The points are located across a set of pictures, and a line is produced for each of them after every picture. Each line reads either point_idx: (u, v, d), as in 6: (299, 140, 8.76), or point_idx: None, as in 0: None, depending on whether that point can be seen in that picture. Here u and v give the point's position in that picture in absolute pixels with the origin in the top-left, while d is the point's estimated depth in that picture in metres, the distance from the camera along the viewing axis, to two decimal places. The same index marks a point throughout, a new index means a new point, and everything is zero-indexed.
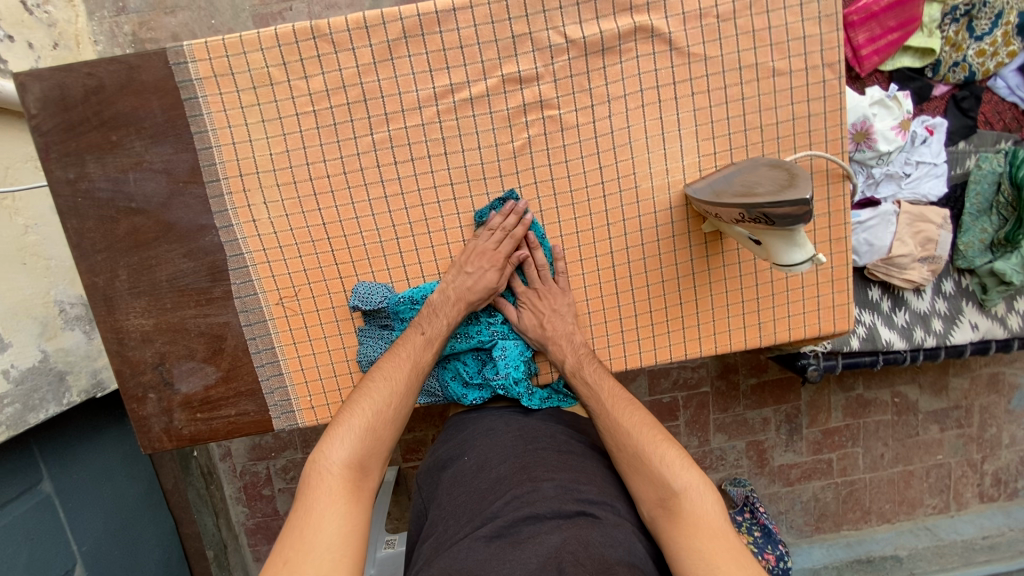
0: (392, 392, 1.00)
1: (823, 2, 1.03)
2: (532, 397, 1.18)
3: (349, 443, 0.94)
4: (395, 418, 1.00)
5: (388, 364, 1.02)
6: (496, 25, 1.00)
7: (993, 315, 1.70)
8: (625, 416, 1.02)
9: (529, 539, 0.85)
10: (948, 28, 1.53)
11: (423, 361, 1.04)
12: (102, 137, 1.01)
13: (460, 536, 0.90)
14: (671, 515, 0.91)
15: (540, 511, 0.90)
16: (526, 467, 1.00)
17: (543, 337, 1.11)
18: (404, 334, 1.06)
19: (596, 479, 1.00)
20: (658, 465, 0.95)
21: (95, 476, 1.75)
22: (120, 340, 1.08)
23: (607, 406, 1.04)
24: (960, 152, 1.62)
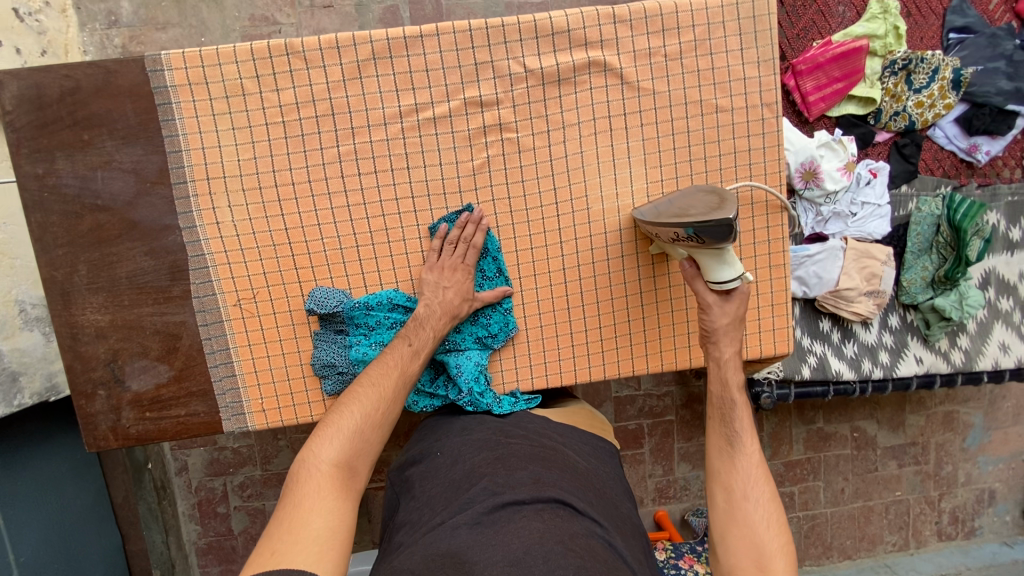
0: (381, 398, 1.00)
1: (761, 47, 1.12)
2: (502, 404, 1.19)
3: (340, 442, 0.96)
4: (385, 422, 1.01)
5: (376, 369, 1.03)
6: (460, 52, 1.07)
7: (938, 349, 1.78)
8: (764, 485, 1.00)
9: (508, 523, 0.88)
10: (888, 80, 1.65)
11: (414, 369, 1.05)
12: (73, 135, 1.04)
13: (435, 523, 0.93)
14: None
15: (520, 497, 0.92)
16: (501, 458, 1.03)
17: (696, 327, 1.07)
18: (393, 345, 1.06)
19: (569, 470, 1.03)
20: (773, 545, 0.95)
21: (39, 483, 1.71)
22: (74, 335, 1.09)
23: (754, 461, 1.02)
24: (902, 196, 1.73)
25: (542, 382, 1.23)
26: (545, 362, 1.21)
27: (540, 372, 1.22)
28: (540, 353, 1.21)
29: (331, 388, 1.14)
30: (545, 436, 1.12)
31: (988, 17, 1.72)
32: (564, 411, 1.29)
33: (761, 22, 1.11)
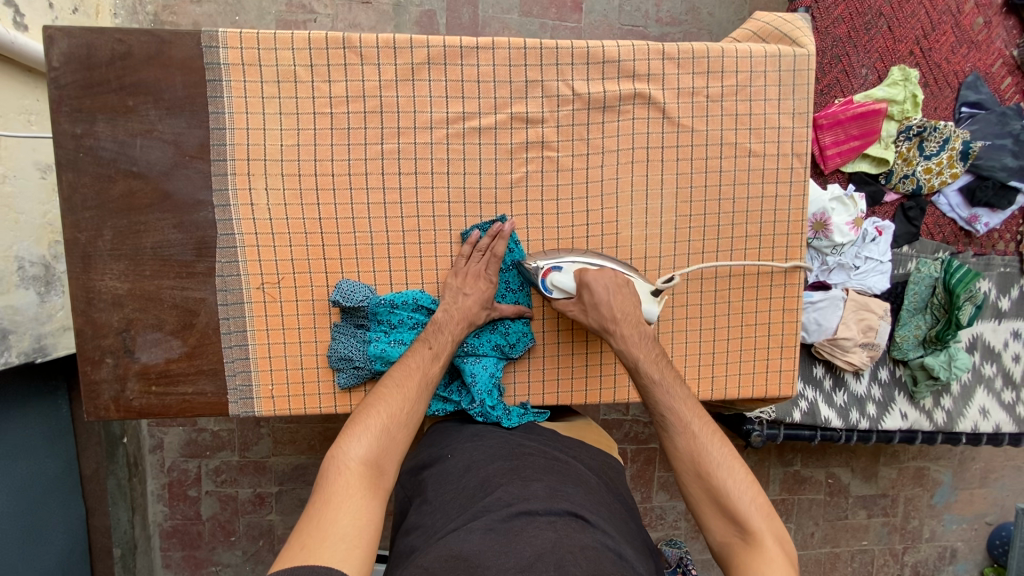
0: (405, 397, 1.01)
1: (798, 100, 1.17)
2: (512, 416, 1.22)
3: (368, 440, 0.96)
4: (411, 421, 1.02)
5: (399, 371, 1.03)
6: (513, 68, 1.10)
7: (922, 407, 1.84)
8: (714, 448, 1.01)
9: (523, 531, 0.91)
10: (902, 144, 1.73)
11: (436, 371, 1.06)
12: (118, 100, 1.03)
13: (451, 529, 0.95)
14: (748, 548, 0.92)
15: (533, 507, 0.95)
16: (517, 468, 1.06)
17: (604, 322, 1.08)
18: (413, 347, 1.08)
19: (582, 485, 1.07)
20: (745, 505, 0.96)
21: (11, 447, 1.65)
22: (88, 300, 1.07)
23: (694, 429, 1.03)
24: (903, 255, 1.80)
25: (552, 398, 1.26)
26: (559, 379, 1.26)
27: (551, 389, 1.26)
28: (555, 370, 1.25)
29: (343, 381, 1.14)
30: (556, 450, 1.16)
31: (999, 96, 1.81)
32: (570, 424, 1.35)
33: (800, 76, 1.17)
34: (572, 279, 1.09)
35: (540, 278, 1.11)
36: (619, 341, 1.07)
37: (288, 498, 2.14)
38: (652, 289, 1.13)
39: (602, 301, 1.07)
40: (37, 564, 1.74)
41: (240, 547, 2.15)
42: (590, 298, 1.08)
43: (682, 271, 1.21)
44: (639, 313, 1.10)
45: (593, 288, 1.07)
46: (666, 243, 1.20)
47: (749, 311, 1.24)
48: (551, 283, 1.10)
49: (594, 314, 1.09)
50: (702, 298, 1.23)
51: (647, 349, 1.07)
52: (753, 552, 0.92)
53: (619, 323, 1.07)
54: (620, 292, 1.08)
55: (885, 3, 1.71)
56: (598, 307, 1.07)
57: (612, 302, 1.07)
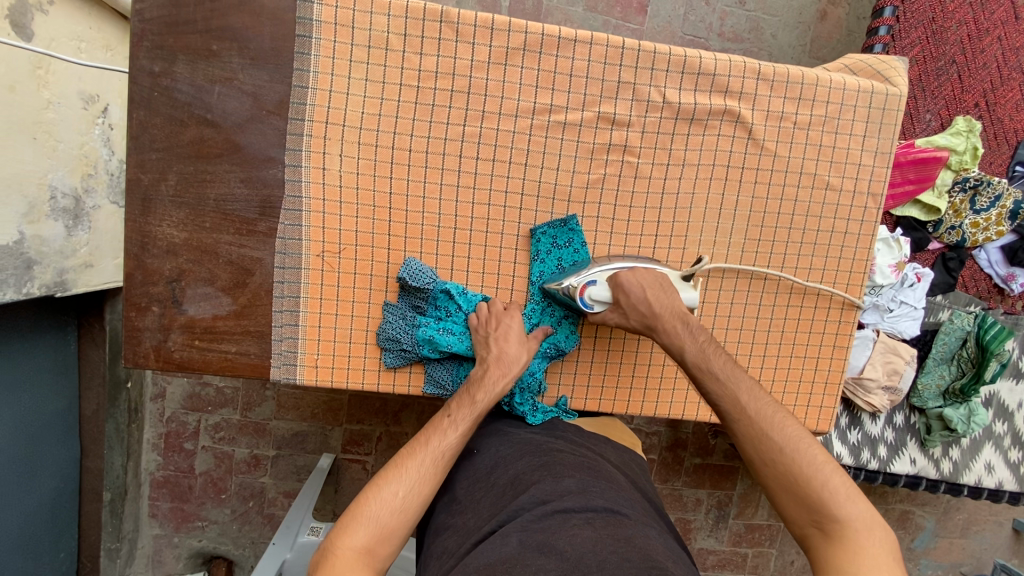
0: (404, 477, 0.93)
1: (882, 139, 1.16)
2: (537, 413, 1.19)
3: (364, 524, 0.88)
4: (416, 502, 0.93)
5: (403, 450, 0.98)
6: (607, 66, 1.07)
7: (931, 455, 1.85)
8: (778, 430, 0.92)
9: (559, 528, 0.89)
10: (955, 195, 1.72)
11: (452, 441, 0.99)
12: (202, 43, 0.99)
13: (487, 531, 0.94)
14: (830, 539, 0.82)
15: (567, 504, 0.94)
16: (547, 465, 1.05)
17: (648, 317, 1.03)
18: (433, 419, 1.03)
19: (615, 483, 1.05)
20: (818, 490, 0.86)
21: (19, 378, 1.60)
22: (144, 244, 1.04)
23: (750, 414, 0.94)
24: (935, 304, 1.82)
25: (593, 405, 1.24)
26: (603, 388, 1.23)
27: (593, 394, 1.24)
28: (599, 379, 1.23)
29: (389, 361, 1.12)
30: (587, 446, 1.15)
31: None
32: (598, 421, 1.34)
33: (888, 115, 1.15)
34: (606, 289, 1.05)
35: (576, 296, 1.05)
36: (666, 335, 1.02)
37: (284, 464, 2.11)
38: (682, 275, 1.11)
39: (640, 300, 1.03)
40: (30, 499, 1.70)
41: (230, 506, 2.11)
42: (627, 300, 1.04)
43: (742, 295, 1.21)
44: (680, 299, 1.06)
45: (629, 290, 1.03)
46: (730, 265, 1.19)
47: (800, 343, 1.24)
48: (590, 299, 1.05)
49: (635, 317, 1.04)
50: (757, 323, 1.22)
51: (693, 335, 1.01)
52: (838, 543, 0.82)
53: (660, 317, 1.02)
54: (657, 287, 1.05)
55: (960, 52, 1.69)
56: (639, 306, 1.03)
57: (651, 298, 1.03)
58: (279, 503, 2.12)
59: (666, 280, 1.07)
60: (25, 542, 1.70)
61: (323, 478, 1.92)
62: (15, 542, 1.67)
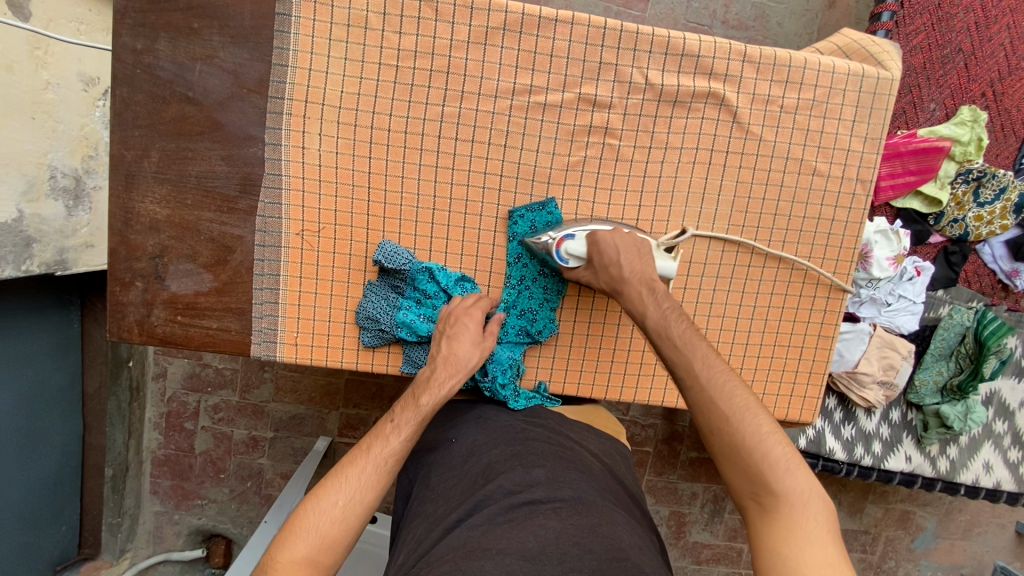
0: (345, 485, 0.93)
1: (872, 125, 1.13)
2: (518, 399, 1.19)
3: (304, 536, 0.89)
4: (358, 508, 0.93)
5: (345, 457, 0.97)
6: (589, 47, 1.06)
7: (928, 453, 1.81)
8: (726, 398, 0.91)
9: (525, 520, 0.89)
10: (958, 187, 1.67)
11: (394, 447, 0.98)
12: (183, 20, 1.00)
13: (453, 521, 0.94)
14: (765, 512, 0.83)
15: (535, 496, 0.93)
16: (519, 454, 1.04)
17: (618, 280, 1.04)
18: (376, 424, 1.02)
19: (587, 473, 1.03)
20: (759, 461, 0.85)
21: (19, 355, 1.64)
22: (127, 220, 1.06)
23: (702, 381, 0.92)
24: (936, 299, 1.78)
25: (571, 389, 1.23)
26: (581, 373, 1.23)
27: (572, 378, 1.23)
28: (579, 364, 1.22)
29: (367, 340, 1.13)
30: (562, 433, 1.14)
31: None
32: (579, 407, 1.33)
33: (879, 100, 1.12)
34: (583, 244, 1.06)
35: (552, 250, 1.07)
36: (631, 300, 1.02)
37: (281, 445, 2.13)
38: (662, 246, 1.11)
39: (611, 261, 1.04)
40: (31, 473, 1.75)
41: (228, 485, 2.14)
42: (600, 259, 1.05)
43: (724, 283, 1.19)
44: (655, 266, 1.06)
45: (602, 249, 1.04)
46: (714, 251, 1.18)
47: (783, 332, 1.22)
48: (565, 253, 1.06)
49: (604, 276, 1.06)
50: (740, 311, 1.21)
51: (656, 302, 1.01)
52: (773, 516, 0.82)
53: (627, 280, 1.03)
54: (634, 252, 1.05)
55: (966, 39, 1.65)
56: (609, 266, 1.04)
57: (624, 261, 1.03)
58: (275, 484, 2.15)
59: (645, 246, 1.07)
60: (26, 514, 1.75)
61: (318, 460, 1.94)
62: (18, 514, 1.72)
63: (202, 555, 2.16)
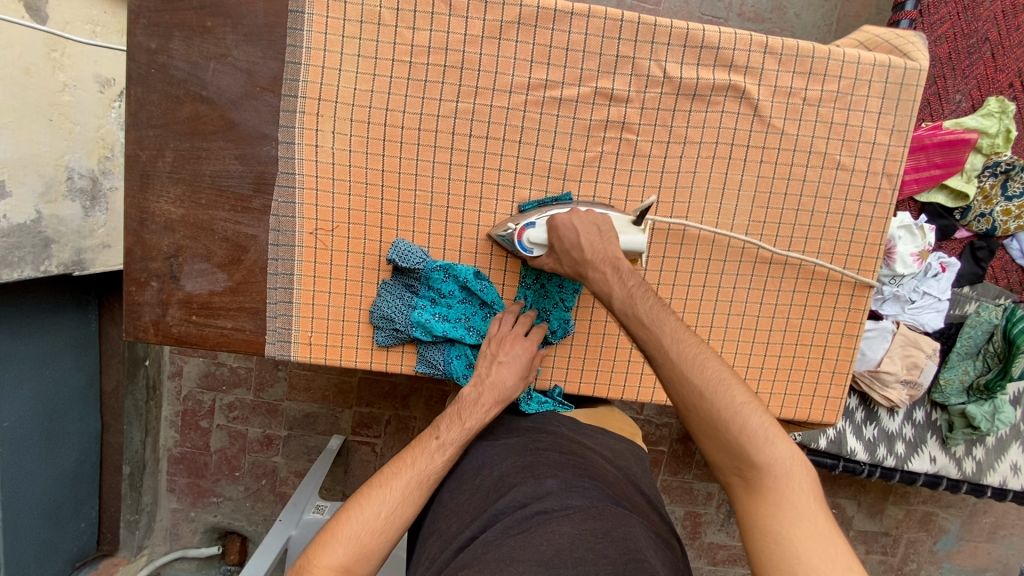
0: (388, 499, 0.94)
1: (899, 117, 1.10)
2: (531, 402, 1.19)
3: (343, 544, 0.89)
4: (398, 523, 0.94)
5: (389, 468, 0.99)
6: (605, 40, 1.03)
7: (952, 454, 1.77)
8: (698, 372, 0.89)
9: (538, 528, 0.87)
10: (985, 180, 1.63)
11: (438, 466, 1.00)
12: (197, 19, 1.00)
13: (467, 538, 0.93)
14: (748, 486, 0.83)
15: (548, 506, 0.92)
16: (531, 465, 1.03)
17: (580, 265, 1.00)
18: (419, 437, 1.03)
19: (600, 479, 1.01)
20: (736, 434, 0.85)
21: (40, 356, 1.65)
22: (142, 220, 1.06)
23: (672, 357, 0.90)
24: (962, 296, 1.73)
25: (587, 389, 1.21)
26: (597, 373, 1.20)
27: (588, 378, 1.21)
28: (594, 365, 1.20)
29: (381, 339, 1.12)
30: (574, 440, 1.12)
31: None
32: (591, 411, 1.31)
33: (906, 91, 1.09)
34: (543, 228, 1.02)
35: (516, 241, 1.04)
36: (595, 282, 0.98)
37: (295, 444, 2.13)
38: (632, 219, 1.06)
39: (573, 245, 1.00)
40: (51, 472, 1.77)
41: (243, 483, 2.15)
42: (561, 245, 1.01)
43: (744, 280, 1.17)
44: (619, 244, 1.02)
45: (562, 233, 1.00)
46: (733, 247, 1.15)
47: (806, 330, 1.19)
48: (528, 242, 1.04)
49: (567, 261, 1.02)
50: (761, 309, 1.18)
51: (624, 280, 0.97)
52: (757, 490, 0.83)
53: (590, 262, 0.98)
54: (594, 232, 1.01)
55: (994, 28, 1.59)
56: (571, 250, 1.00)
57: (585, 244, 0.99)
58: (290, 483, 2.15)
59: (606, 223, 1.02)
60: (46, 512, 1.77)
61: (331, 459, 1.94)
62: (40, 512, 1.74)
63: (218, 552, 2.18)
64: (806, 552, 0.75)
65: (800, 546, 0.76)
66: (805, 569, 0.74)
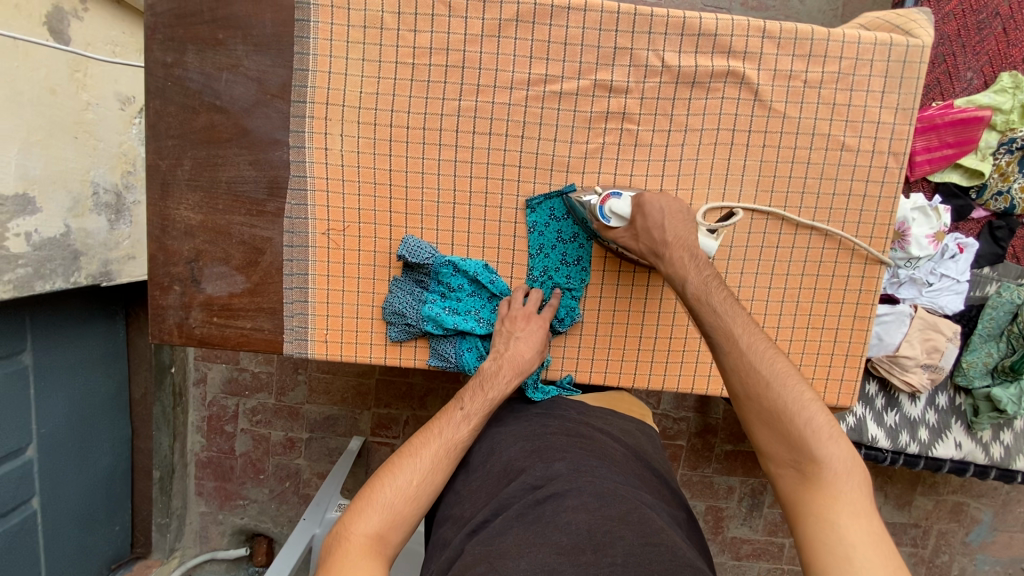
0: (419, 469, 0.97)
1: (903, 94, 1.09)
2: (537, 391, 1.20)
3: (378, 511, 0.92)
4: (428, 491, 0.97)
5: (417, 440, 1.01)
6: (603, 32, 1.05)
7: (979, 439, 1.73)
8: (767, 364, 0.92)
9: (551, 512, 0.89)
10: (1000, 157, 1.58)
11: (463, 435, 1.02)
12: (209, 32, 1.04)
13: (479, 521, 0.94)
14: (806, 477, 0.85)
15: (556, 488, 0.93)
16: (538, 450, 1.05)
17: (662, 244, 1.02)
18: (444, 408, 1.05)
19: (607, 458, 1.03)
20: (800, 426, 0.87)
21: (73, 365, 1.72)
22: (164, 227, 1.10)
23: (741, 347, 0.93)
24: (981, 277, 1.70)
25: (598, 378, 1.22)
26: (607, 363, 1.21)
27: (599, 367, 1.21)
28: (604, 355, 1.21)
29: (394, 335, 1.15)
30: (579, 421, 1.13)
31: None
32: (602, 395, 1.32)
33: (909, 69, 1.08)
34: (628, 204, 1.04)
35: (597, 208, 1.05)
36: (672, 265, 1.01)
37: (317, 446, 2.18)
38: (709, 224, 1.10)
39: (655, 224, 1.03)
40: (85, 476, 1.83)
41: (268, 486, 2.20)
42: (644, 222, 1.04)
43: (751, 265, 1.17)
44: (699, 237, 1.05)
45: (647, 213, 1.03)
46: (740, 232, 1.15)
47: (816, 313, 1.19)
48: (609, 211, 1.04)
49: (644, 240, 1.04)
50: (770, 293, 1.18)
51: (698, 270, 1.00)
52: (814, 482, 0.84)
53: (670, 246, 1.02)
54: (678, 217, 1.04)
55: (1004, 3, 1.58)
56: (653, 230, 1.03)
57: (667, 226, 1.03)
58: (313, 484, 2.20)
59: (690, 213, 1.06)
60: (82, 516, 1.84)
61: (352, 460, 1.97)
62: (76, 515, 1.81)
63: (246, 554, 2.23)
64: (862, 543, 0.76)
65: (854, 539, 0.77)
66: (860, 559, 0.75)
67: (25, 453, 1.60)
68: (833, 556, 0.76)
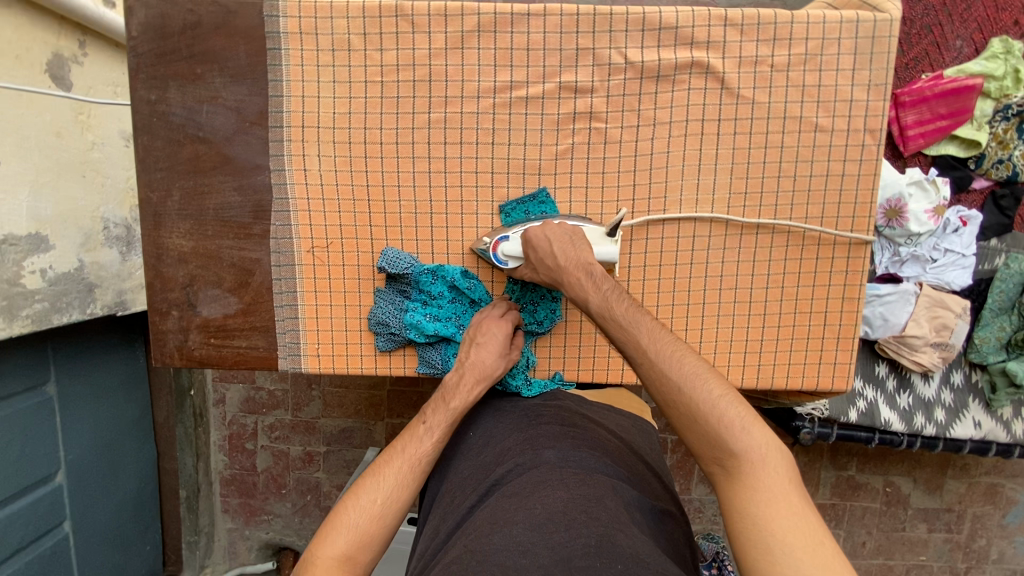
0: (383, 487, 1.00)
1: (875, 70, 1.07)
2: (530, 387, 1.20)
3: (343, 533, 0.95)
4: (395, 506, 0.99)
5: (382, 459, 1.04)
6: (564, 35, 1.07)
7: (998, 416, 1.67)
8: (675, 368, 0.92)
9: (536, 492, 0.91)
10: (997, 125, 1.53)
11: (427, 449, 1.05)
12: (188, 67, 1.10)
13: (468, 508, 0.97)
14: (728, 474, 0.85)
15: (543, 476, 0.95)
16: (529, 438, 1.06)
17: (558, 273, 1.02)
18: (409, 426, 1.08)
19: (598, 449, 1.04)
20: (714, 426, 0.87)
21: (96, 393, 1.80)
22: (158, 256, 1.16)
23: (650, 357, 0.93)
24: (989, 249, 1.64)
25: (586, 376, 1.21)
26: (592, 359, 1.20)
27: (586, 365, 1.20)
28: (588, 352, 1.20)
29: (383, 344, 1.18)
30: (574, 411, 1.14)
31: None
32: (603, 390, 1.36)
33: (879, 44, 1.06)
34: (518, 244, 1.07)
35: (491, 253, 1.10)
36: (571, 288, 1.01)
37: (334, 458, 2.22)
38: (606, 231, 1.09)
39: (547, 255, 1.04)
40: (113, 499, 1.91)
41: (290, 500, 2.26)
42: (536, 254, 1.05)
43: (732, 251, 1.16)
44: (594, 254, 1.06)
45: (537, 246, 1.04)
46: (716, 223, 1.15)
47: (803, 298, 1.17)
48: (502, 255, 1.08)
49: (542, 271, 1.05)
50: (753, 280, 1.17)
51: (599, 285, 1.00)
52: (736, 477, 0.85)
53: (564, 270, 1.01)
54: (566, 241, 1.04)
55: None
56: (544, 262, 1.04)
57: (557, 252, 1.03)
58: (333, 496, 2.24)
59: (579, 235, 1.06)
60: (112, 537, 1.92)
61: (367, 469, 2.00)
62: (106, 536, 1.89)
63: (273, 567, 2.29)
64: (783, 532, 0.77)
65: (777, 528, 0.78)
66: (782, 549, 0.76)
67: (53, 480, 1.68)
68: (755, 549, 0.78)
